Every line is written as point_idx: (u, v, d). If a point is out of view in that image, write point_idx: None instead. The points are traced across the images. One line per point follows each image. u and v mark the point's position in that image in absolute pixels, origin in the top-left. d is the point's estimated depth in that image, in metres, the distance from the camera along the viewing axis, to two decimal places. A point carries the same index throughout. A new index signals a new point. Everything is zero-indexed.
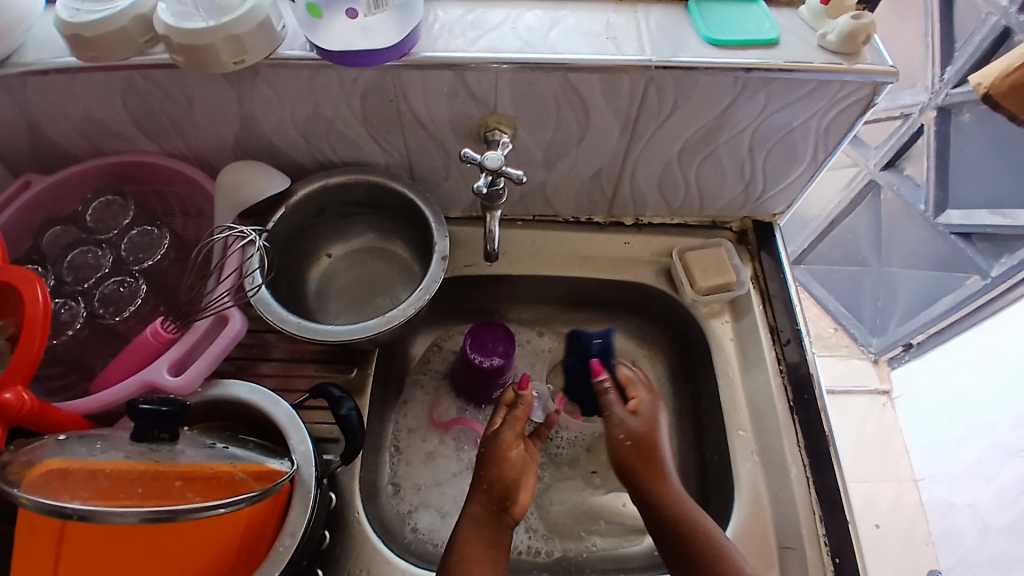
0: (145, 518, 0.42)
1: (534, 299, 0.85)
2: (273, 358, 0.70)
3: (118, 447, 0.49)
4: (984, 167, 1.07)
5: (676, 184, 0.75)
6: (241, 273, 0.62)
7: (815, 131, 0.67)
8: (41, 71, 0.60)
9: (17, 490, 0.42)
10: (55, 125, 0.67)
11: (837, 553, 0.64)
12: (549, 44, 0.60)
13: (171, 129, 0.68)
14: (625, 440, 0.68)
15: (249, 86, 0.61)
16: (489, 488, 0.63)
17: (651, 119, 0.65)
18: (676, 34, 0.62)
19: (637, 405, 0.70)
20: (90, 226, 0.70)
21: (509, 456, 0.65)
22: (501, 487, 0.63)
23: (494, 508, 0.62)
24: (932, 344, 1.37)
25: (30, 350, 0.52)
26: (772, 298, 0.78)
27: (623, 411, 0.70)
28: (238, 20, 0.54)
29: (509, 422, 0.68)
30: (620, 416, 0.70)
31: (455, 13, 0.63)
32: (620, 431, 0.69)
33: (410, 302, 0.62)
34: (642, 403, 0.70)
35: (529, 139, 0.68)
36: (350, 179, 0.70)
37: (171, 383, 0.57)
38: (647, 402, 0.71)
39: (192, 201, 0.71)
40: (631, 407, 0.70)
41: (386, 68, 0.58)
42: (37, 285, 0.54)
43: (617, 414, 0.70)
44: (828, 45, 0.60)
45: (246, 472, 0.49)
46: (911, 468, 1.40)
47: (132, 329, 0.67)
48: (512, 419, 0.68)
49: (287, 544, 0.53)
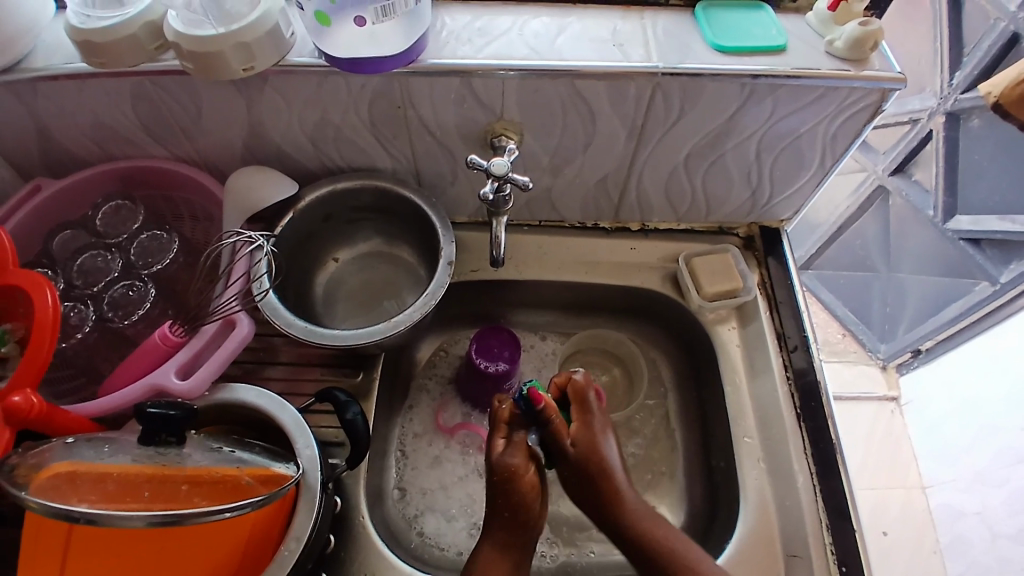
0: (151, 522, 0.42)
1: (540, 303, 0.85)
2: (280, 362, 0.70)
3: (126, 451, 0.49)
4: (994, 173, 1.06)
5: (683, 190, 0.75)
6: (249, 277, 0.62)
7: (822, 136, 0.66)
8: (51, 77, 0.60)
9: (25, 493, 0.43)
10: (66, 130, 0.68)
11: (843, 562, 0.64)
12: (556, 51, 0.60)
13: (180, 134, 0.68)
14: (568, 474, 0.65)
15: (257, 92, 0.62)
16: (511, 517, 0.62)
17: (658, 124, 0.65)
18: (683, 41, 0.62)
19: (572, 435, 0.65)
20: (100, 231, 0.71)
21: (521, 473, 0.62)
22: (522, 512, 0.62)
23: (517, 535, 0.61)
24: (941, 350, 1.36)
25: (39, 355, 0.53)
26: (779, 304, 0.77)
27: (565, 440, 0.65)
28: (248, 28, 0.55)
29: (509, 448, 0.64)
30: (561, 445, 0.65)
31: (462, 20, 0.63)
32: (562, 463, 0.65)
33: (416, 306, 0.62)
34: (576, 431, 0.65)
35: (536, 145, 0.68)
36: (357, 184, 0.70)
37: (178, 387, 0.57)
38: (585, 426, 0.66)
39: (201, 206, 0.72)
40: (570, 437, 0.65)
41: (393, 75, 0.59)
42: (46, 290, 0.54)
43: (557, 441, 0.65)
44: (835, 51, 0.60)
45: (252, 476, 0.50)
46: (919, 475, 1.39)
47: (140, 333, 0.67)
48: (517, 442, 0.64)
49: (292, 547, 0.53)
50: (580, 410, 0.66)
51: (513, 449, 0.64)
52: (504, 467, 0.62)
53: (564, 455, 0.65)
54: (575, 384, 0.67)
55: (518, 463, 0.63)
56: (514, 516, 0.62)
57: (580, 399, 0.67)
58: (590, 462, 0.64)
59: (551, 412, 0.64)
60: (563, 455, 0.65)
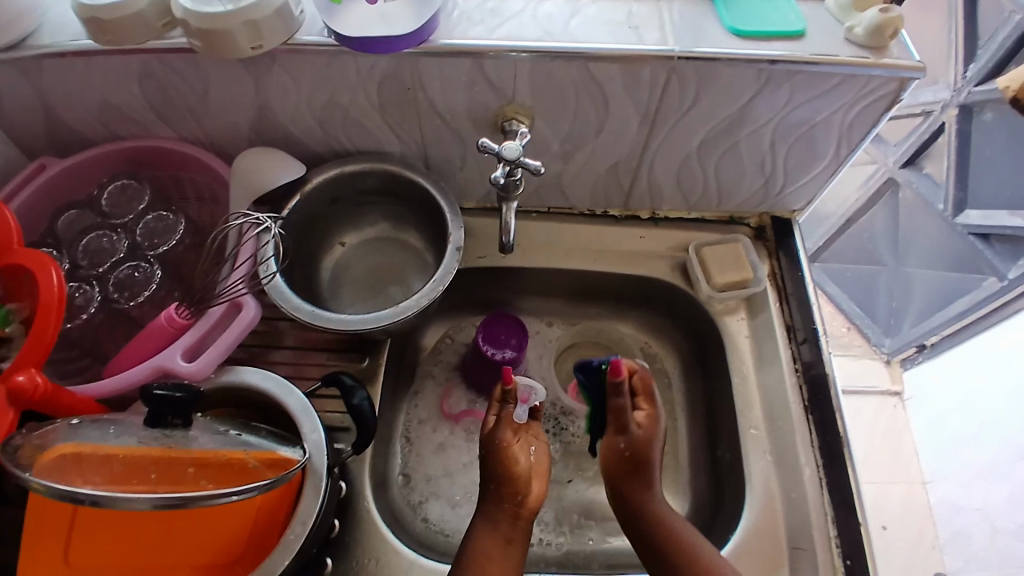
0: (156, 504, 0.42)
1: (545, 291, 0.84)
2: (285, 346, 0.70)
3: (132, 433, 0.49)
4: (1005, 167, 1.05)
5: (694, 179, 0.74)
6: (255, 260, 0.62)
7: (839, 124, 0.65)
8: (57, 54, 0.59)
9: (31, 474, 0.42)
10: (71, 109, 0.67)
11: (848, 555, 0.64)
12: (570, 33, 0.59)
13: (187, 114, 0.67)
14: (624, 450, 0.65)
15: (266, 71, 0.61)
16: (497, 487, 0.62)
17: (672, 110, 0.64)
18: (699, 25, 0.60)
19: (643, 417, 0.66)
20: (106, 211, 0.70)
21: (512, 450, 0.64)
22: (508, 483, 0.62)
23: (507, 505, 0.61)
24: (948, 344, 1.35)
25: (44, 335, 0.52)
26: (789, 296, 0.77)
27: (637, 430, 0.65)
28: (255, 6, 0.54)
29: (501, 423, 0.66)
30: (624, 422, 0.65)
31: (475, 0, 0.62)
32: (620, 440, 0.66)
33: (425, 293, 0.62)
34: (647, 419, 0.66)
35: (547, 130, 0.67)
36: (365, 168, 0.69)
37: (183, 369, 0.57)
38: (655, 416, 0.66)
39: (208, 188, 0.71)
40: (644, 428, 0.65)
41: (403, 56, 0.58)
42: (51, 269, 0.54)
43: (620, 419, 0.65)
44: (855, 38, 0.59)
45: (259, 460, 0.49)
46: (920, 470, 1.39)
47: (145, 314, 0.67)
48: (506, 418, 0.66)
49: (298, 532, 0.52)
50: (646, 401, 0.67)
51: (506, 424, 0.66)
52: (495, 445, 0.64)
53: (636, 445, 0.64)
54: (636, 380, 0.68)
55: (507, 438, 0.65)
56: (499, 489, 0.62)
57: (644, 393, 0.68)
58: (651, 446, 0.64)
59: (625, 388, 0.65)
60: (622, 430, 0.65)
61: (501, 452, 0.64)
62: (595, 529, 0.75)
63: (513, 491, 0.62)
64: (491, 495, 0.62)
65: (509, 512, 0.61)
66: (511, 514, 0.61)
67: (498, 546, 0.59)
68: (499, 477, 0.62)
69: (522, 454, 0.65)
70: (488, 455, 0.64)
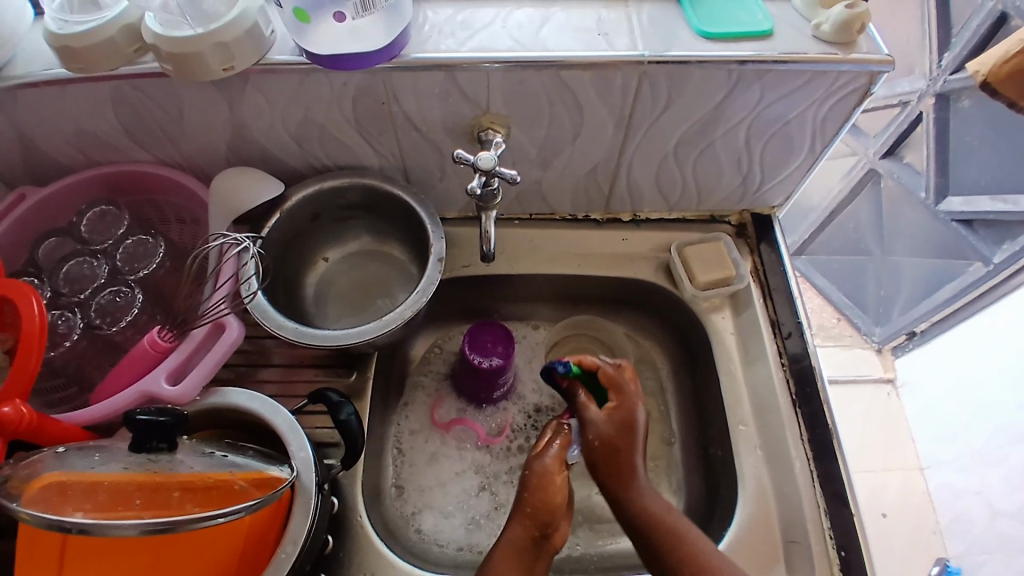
0: (145, 530, 0.42)
1: (530, 297, 0.84)
2: (272, 364, 0.70)
3: (117, 459, 0.49)
4: (986, 153, 1.06)
5: (673, 179, 0.75)
6: (237, 279, 0.62)
7: (812, 120, 0.66)
8: (31, 84, 0.60)
9: (18, 505, 0.42)
10: (48, 137, 0.67)
11: (843, 547, 0.64)
12: (540, 42, 0.59)
13: (164, 137, 0.68)
14: (596, 445, 0.59)
15: (240, 92, 0.61)
16: (534, 513, 0.58)
17: (645, 114, 0.64)
18: (668, 27, 0.61)
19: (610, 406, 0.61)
20: (85, 237, 0.70)
21: (553, 482, 0.59)
22: (543, 512, 0.58)
23: (535, 534, 0.58)
24: (935, 332, 1.36)
25: (27, 365, 0.52)
26: (772, 291, 0.77)
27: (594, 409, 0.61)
28: (226, 27, 0.54)
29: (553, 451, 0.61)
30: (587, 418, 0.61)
31: (445, 13, 0.62)
32: (588, 432, 0.60)
33: (408, 304, 0.62)
34: (613, 406, 0.61)
35: (523, 137, 0.67)
36: (344, 183, 0.69)
37: (169, 393, 0.57)
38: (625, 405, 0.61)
39: (187, 209, 0.71)
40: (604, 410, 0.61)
41: (377, 71, 0.58)
42: (32, 298, 0.54)
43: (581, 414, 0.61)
44: (822, 35, 0.60)
45: (246, 480, 0.49)
46: (917, 456, 1.39)
47: (129, 339, 0.67)
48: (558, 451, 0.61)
49: (289, 551, 0.53)
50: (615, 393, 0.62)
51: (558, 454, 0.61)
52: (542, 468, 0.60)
53: (579, 409, 0.62)
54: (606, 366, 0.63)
55: (557, 470, 0.60)
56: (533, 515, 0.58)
57: (613, 384, 0.62)
58: (623, 435, 0.59)
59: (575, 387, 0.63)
60: (588, 426, 0.60)
61: (546, 485, 0.59)
62: (583, 531, 0.75)
63: (546, 522, 0.58)
64: (519, 518, 0.58)
65: (536, 540, 0.58)
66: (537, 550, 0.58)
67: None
68: (535, 500, 0.59)
69: (561, 493, 0.60)
70: (529, 483, 0.60)
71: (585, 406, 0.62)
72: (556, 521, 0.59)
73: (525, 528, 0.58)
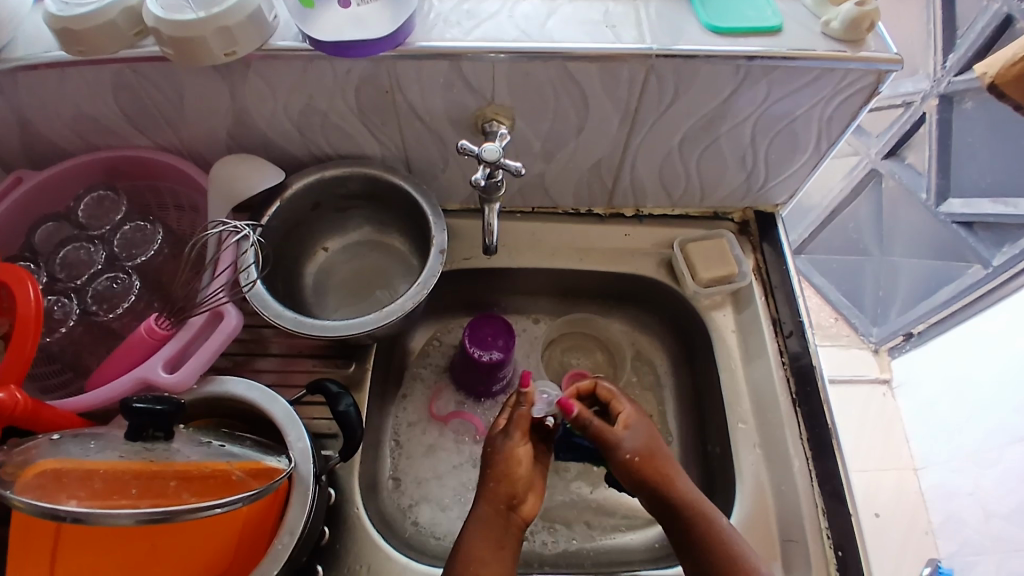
0: (140, 519, 0.41)
1: (531, 290, 0.84)
2: (270, 353, 0.69)
3: (113, 446, 0.48)
4: (988, 156, 1.06)
5: (678, 175, 0.74)
6: (236, 267, 0.61)
7: (818, 118, 0.66)
8: (30, 66, 0.59)
9: (12, 492, 0.42)
10: (46, 121, 0.66)
11: (840, 546, 0.64)
12: (547, 33, 0.59)
13: (164, 123, 0.67)
14: (636, 461, 0.59)
15: (241, 78, 0.60)
16: (501, 488, 0.59)
17: (651, 108, 0.64)
18: (676, 21, 0.60)
19: (626, 421, 0.62)
20: (83, 222, 0.69)
21: (515, 453, 0.60)
22: (506, 483, 0.59)
23: (504, 509, 0.58)
24: (933, 333, 1.36)
25: (23, 350, 0.52)
26: (774, 289, 0.77)
27: (615, 430, 0.61)
28: (229, 11, 0.53)
29: (510, 424, 0.62)
30: (616, 438, 0.60)
31: (450, 2, 0.61)
32: (622, 453, 0.60)
33: (408, 296, 0.61)
34: (630, 418, 0.62)
35: (528, 130, 0.67)
36: (346, 173, 0.69)
37: (166, 381, 0.56)
38: (634, 414, 0.63)
39: (187, 196, 0.71)
40: (619, 426, 0.62)
41: (381, 59, 0.57)
42: (29, 283, 0.53)
43: (606, 437, 0.60)
44: (831, 32, 0.59)
45: (243, 470, 0.49)
46: (912, 457, 1.40)
47: (126, 326, 0.66)
48: (517, 419, 0.63)
49: (286, 541, 0.52)
50: (615, 405, 0.64)
51: (517, 426, 0.62)
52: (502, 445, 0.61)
53: (599, 435, 0.61)
54: (603, 386, 0.65)
55: (518, 445, 0.61)
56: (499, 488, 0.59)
57: (614, 398, 0.64)
58: (652, 441, 0.61)
59: (585, 415, 0.61)
60: (620, 443, 0.60)
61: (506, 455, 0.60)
62: (580, 526, 0.75)
63: (510, 493, 0.59)
64: (484, 495, 0.59)
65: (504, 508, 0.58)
66: (505, 520, 0.57)
67: (491, 546, 0.56)
68: (500, 476, 0.59)
69: (523, 465, 0.60)
70: (491, 455, 0.61)
71: (606, 430, 0.61)
72: (518, 491, 0.59)
73: (488, 499, 0.58)
